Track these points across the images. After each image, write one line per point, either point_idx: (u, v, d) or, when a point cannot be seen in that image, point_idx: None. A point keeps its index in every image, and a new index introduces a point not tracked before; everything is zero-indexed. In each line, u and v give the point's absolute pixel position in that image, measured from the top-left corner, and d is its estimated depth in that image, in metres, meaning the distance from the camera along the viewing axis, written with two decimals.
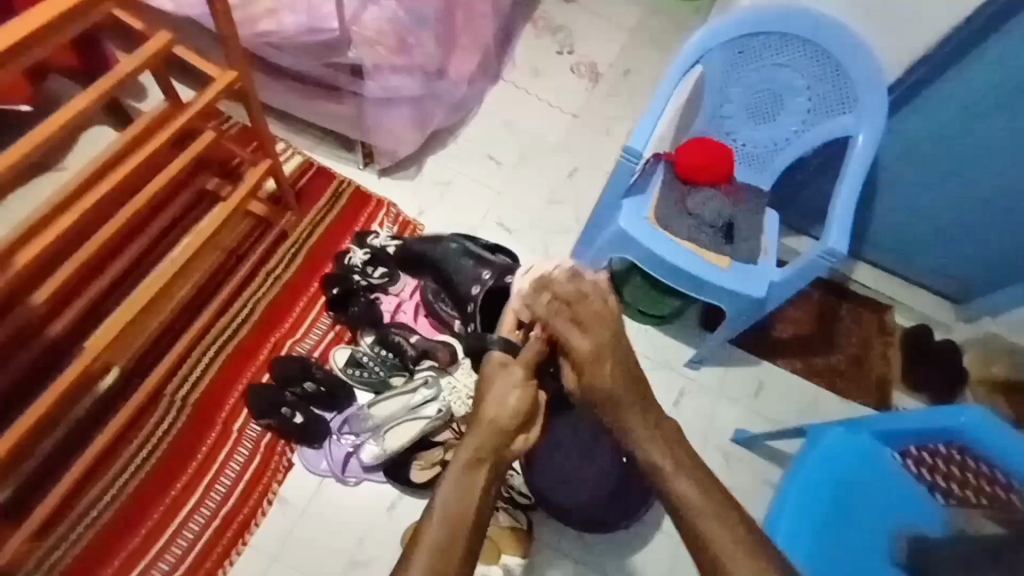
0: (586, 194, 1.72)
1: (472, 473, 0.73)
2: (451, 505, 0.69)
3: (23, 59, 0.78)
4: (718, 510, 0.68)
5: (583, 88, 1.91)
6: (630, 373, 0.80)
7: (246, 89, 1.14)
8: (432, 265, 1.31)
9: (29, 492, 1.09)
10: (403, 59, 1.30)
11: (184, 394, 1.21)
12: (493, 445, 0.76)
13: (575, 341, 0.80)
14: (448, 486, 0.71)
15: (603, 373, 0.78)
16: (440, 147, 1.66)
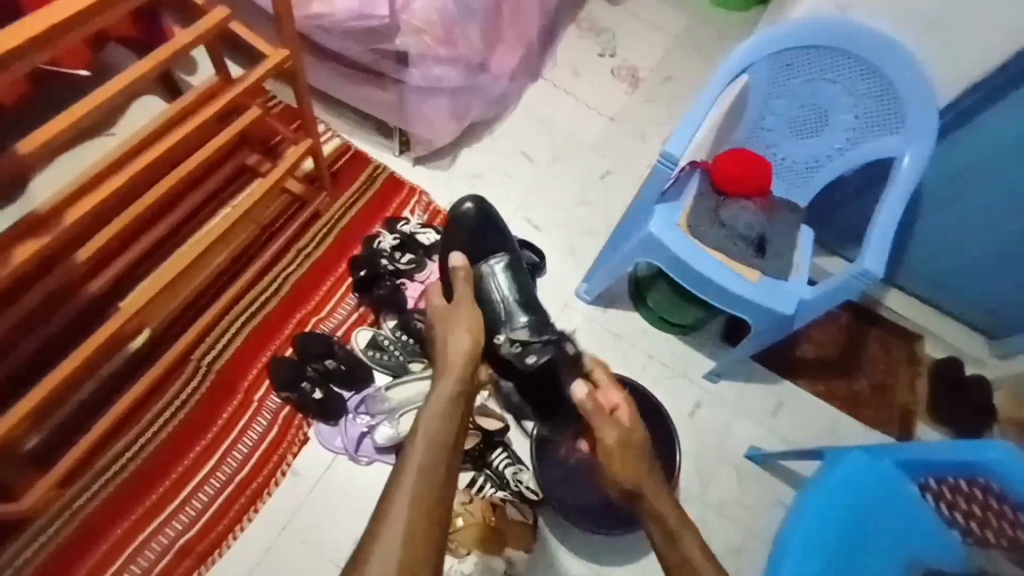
0: (617, 198, 1.72)
1: (444, 418, 0.89)
2: (411, 491, 0.79)
3: (90, 26, 0.82)
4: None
5: (621, 92, 1.91)
6: (636, 454, 0.94)
7: (296, 70, 1.16)
8: (470, 231, 1.24)
9: (59, 440, 1.13)
10: (448, 49, 1.31)
11: (210, 360, 1.24)
12: (459, 395, 0.93)
13: (606, 436, 0.95)
14: (416, 446, 0.85)
15: (627, 463, 0.93)
16: (476, 140, 1.67)
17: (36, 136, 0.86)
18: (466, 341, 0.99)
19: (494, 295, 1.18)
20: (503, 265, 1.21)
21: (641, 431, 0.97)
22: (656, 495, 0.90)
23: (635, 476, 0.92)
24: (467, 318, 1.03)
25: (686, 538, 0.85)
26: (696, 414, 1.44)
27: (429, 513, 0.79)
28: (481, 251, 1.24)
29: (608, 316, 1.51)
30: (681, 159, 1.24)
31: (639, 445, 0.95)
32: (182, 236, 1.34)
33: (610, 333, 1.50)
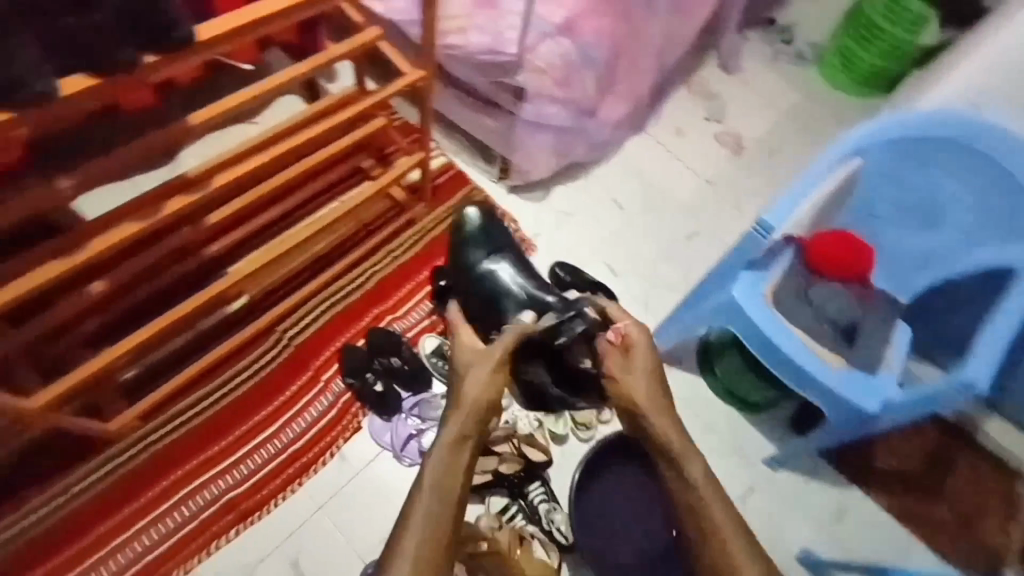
0: (700, 259, 1.70)
1: (450, 469, 0.93)
2: (411, 551, 0.85)
3: (262, 32, 0.94)
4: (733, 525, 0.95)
5: (722, 156, 1.91)
6: (648, 387, 1.07)
7: (425, 89, 1.27)
8: (481, 245, 1.34)
9: (151, 378, 1.25)
10: (564, 91, 1.38)
11: (292, 334, 1.33)
12: (466, 443, 0.96)
13: (611, 366, 1.09)
14: (420, 502, 0.90)
15: (635, 387, 1.07)
16: (571, 180, 1.73)
17: (207, 112, 0.99)
18: (486, 391, 1.00)
19: (507, 285, 1.28)
20: (506, 262, 1.31)
21: (648, 360, 1.09)
22: (663, 423, 1.04)
23: (639, 398, 1.06)
24: (488, 363, 1.03)
25: (691, 464, 1.01)
26: (748, 498, 1.35)
27: (430, 568, 0.85)
28: (481, 247, 1.34)
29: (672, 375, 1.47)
30: (778, 229, 1.19)
31: (649, 377, 1.08)
32: (293, 218, 1.47)
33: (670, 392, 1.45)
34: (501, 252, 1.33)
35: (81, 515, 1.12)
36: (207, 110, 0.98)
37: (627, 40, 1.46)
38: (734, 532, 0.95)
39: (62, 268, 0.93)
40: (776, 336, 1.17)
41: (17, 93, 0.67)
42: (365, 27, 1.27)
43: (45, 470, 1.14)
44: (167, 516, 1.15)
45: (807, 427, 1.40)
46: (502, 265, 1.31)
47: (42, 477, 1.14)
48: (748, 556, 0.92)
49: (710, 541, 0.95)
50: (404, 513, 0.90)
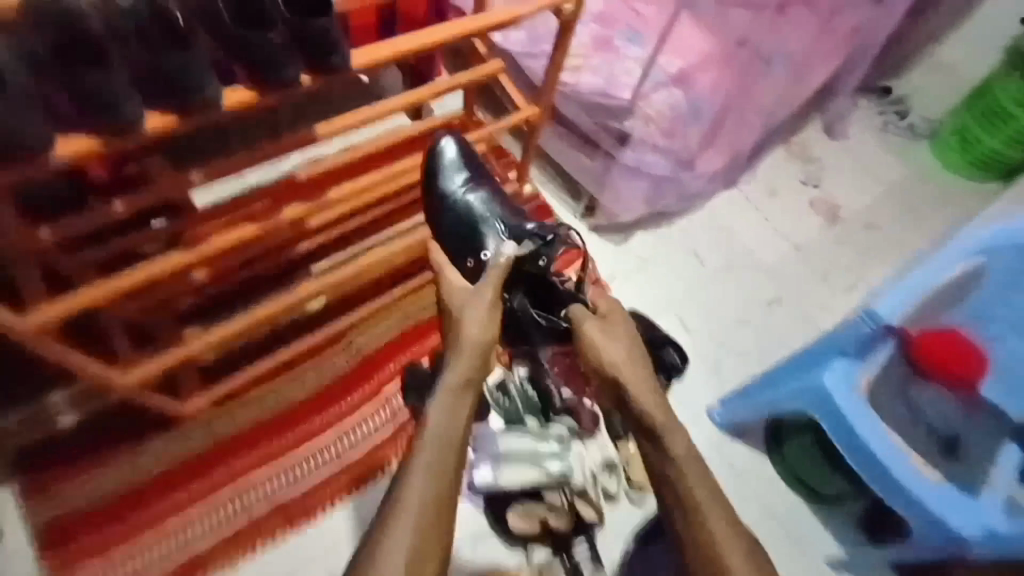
0: (780, 329, 1.61)
1: (453, 409, 0.97)
2: (415, 503, 0.87)
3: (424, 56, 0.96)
4: (721, 514, 0.95)
5: (815, 224, 1.82)
6: (624, 347, 1.08)
7: (535, 126, 1.27)
8: (441, 163, 1.23)
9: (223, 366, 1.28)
10: (668, 141, 1.35)
11: (362, 342, 1.34)
12: (463, 389, 0.99)
13: (587, 326, 1.10)
14: (422, 455, 0.91)
15: (612, 345, 1.08)
16: (654, 227, 1.69)
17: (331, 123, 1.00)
18: (482, 330, 1.03)
19: (487, 215, 1.22)
20: (474, 184, 1.23)
21: (626, 329, 1.12)
22: (639, 385, 1.05)
23: (620, 359, 1.07)
24: (486, 306, 1.06)
25: (674, 436, 1.00)
26: None
27: (436, 506, 0.88)
28: (460, 171, 1.24)
29: (735, 449, 1.39)
30: (888, 320, 1.12)
31: (625, 339, 1.10)
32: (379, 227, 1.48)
33: (733, 469, 1.37)
34: (462, 167, 1.24)
35: (136, 493, 1.11)
36: (334, 122, 1.00)
37: (739, 97, 1.44)
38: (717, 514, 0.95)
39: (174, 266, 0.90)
40: (855, 421, 1.10)
41: (182, 104, 0.72)
42: (487, 60, 1.30)
43: (110, 440, 1.14)
44: (219, 508, 1.14)
45: (887, 538, 1.27)
46: (487, 193, 1.23)
47: (106, 446, 1.13)
48: (721, 522, 0.95)
49: (677, 506, 0.98)
50: (406, 468, 0.91)
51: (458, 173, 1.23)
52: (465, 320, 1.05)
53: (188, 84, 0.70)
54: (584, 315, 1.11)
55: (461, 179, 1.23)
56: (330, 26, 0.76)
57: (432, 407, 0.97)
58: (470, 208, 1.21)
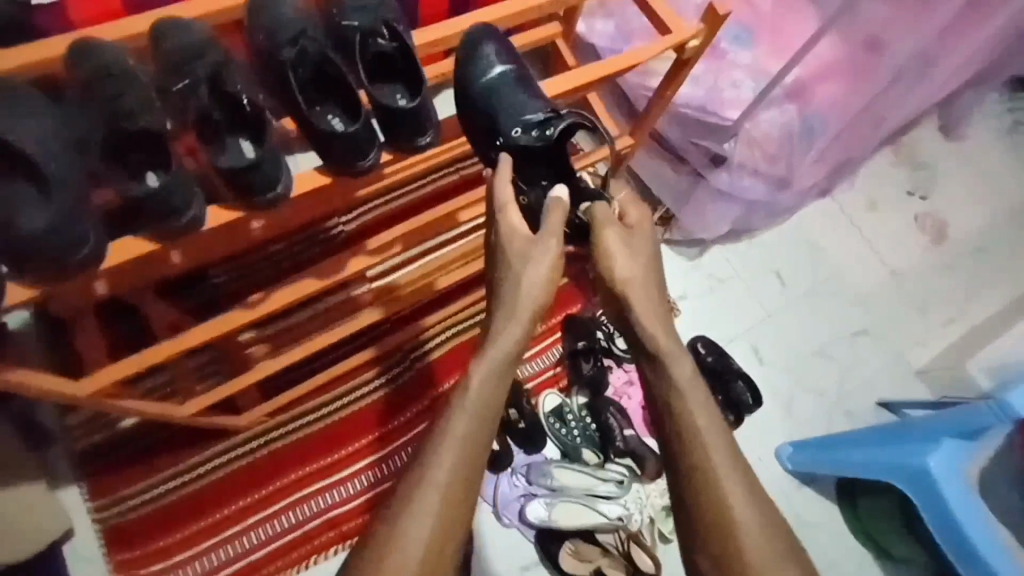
0: (863, 365, 1.48)
1: (497, 382, 0.76)
2: (438, 497, 0.72)
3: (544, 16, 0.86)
4: (756, 508, 0.76)
5: (917, 244, 1.62)
6: (651, 271, 0.82)
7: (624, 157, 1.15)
8: (471, 62, 0.88)
9: None
10: (769, 167, 1.26)
11: (415, 356, 1.27)
12: (510, 358, 0.77)
13: (602, 236, 0.80)
14: (448, 437, 0.74)
15: (632, 264, 0.80)
16: (733, 241, 1.53)
17: (561, 81, 0.92)
18: (540, 286, 0.76)
19: (519, 110, 0.86)
20: (507, 73, 0.88)
21: (649, 240, 0.83)
22: (662, 326, 0.79)
23: (637, 278, 0.80)
24: (550, 254, 0.77)
25: (678, 363, 0.79)
26: None
27: (459, 500, 0.73)
28: (487, 63, 0.88)
29: (804, 496, 1.32)
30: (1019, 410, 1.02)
31: (652, 259, 0.82)
32: None
33: (799, 519, 1.30)
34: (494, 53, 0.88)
35: (195, 500, 1.13)
36: (565, 79, 0.91)
37: (863, 112, 1.28)
38: (745, 504, 0.76)
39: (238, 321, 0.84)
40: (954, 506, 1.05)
41: (254, 202, 0.65)
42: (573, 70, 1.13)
43: (169, 444, 1.15)
44: (274, 519, 1.15)
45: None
46: (527, 86, 0.88)
47: (167, 450, 1.14)
48: (746, 507, 0.76)
49: (693, 478, 0.77)
50: (429, 447, 0.75)
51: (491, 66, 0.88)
52: (515, 276, 0.77)
53: (255, 179, 0.63)
54: (606, 219, 0.81)
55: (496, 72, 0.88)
56: (423, 104, 0.69)
57: (470, 376, 0.76)
58: (466, 82, 0.88)
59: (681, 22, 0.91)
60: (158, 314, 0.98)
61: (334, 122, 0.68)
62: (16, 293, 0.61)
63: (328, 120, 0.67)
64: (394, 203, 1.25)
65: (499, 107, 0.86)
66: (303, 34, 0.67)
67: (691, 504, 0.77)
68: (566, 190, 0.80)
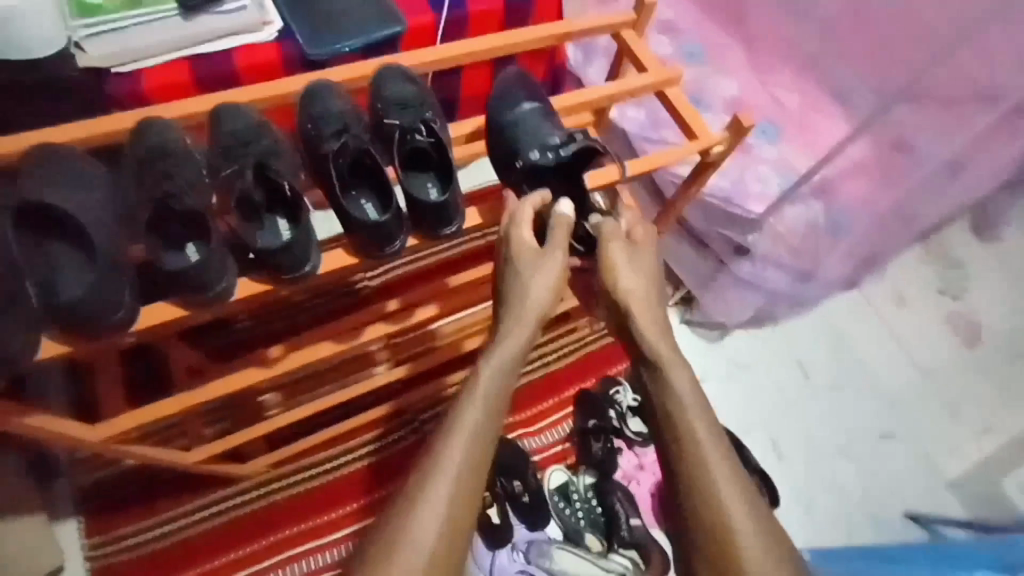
0: (890, 471, 1.41)
1: (502, 382, 0.74)
2: (436, 511, 0.67)
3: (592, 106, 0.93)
4: (767, 530, 0.70)
5: (949, 346, 1.57)
6: (655, 281, 0.81)
7: None
8: (501, 100, 0.92)
9: None
10: (792, 259, 1.29)
11: (424, 419, 1.24)
12: (516, 369, 0.75)
13: (608, 247, 0.80)
14: (450, 445, 0.70)
15: (636, 275, 0.79)
16: (755, 328, 1.51)
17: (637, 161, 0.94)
18: (547, 290, 0.76)
19: (539, 138, 0.89)
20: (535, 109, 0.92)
21: (653, 255, 0.83)
22: (666, 336, 0.78)
23: (641, 290, 0.79)
24: (554, 261, 0.77)
25: (677, 372, 0.76)
26: None
27: (460, 507, 0.68)
28: (515, 100, 0.92)
29: None
30: None
31: (656, 271, 0.82)
32: None
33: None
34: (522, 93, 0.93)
35: (187, 548, 1.11)
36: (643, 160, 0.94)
37: (890, 215, 1.29)
38: (756, 523, 0.70)
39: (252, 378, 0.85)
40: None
41: (281, 281, 0.68)
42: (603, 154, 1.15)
43: (171, 487, 1.14)
44: None
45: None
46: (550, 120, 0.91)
47: (168, 493, 1.13)
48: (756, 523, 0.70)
49: (701, 495, 0.71)
50: (429, 456, 0.71)
51: (518, 101, 0.92)
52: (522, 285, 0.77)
53: (288, 259, 0.66)
54: (611, 231, 0.81)
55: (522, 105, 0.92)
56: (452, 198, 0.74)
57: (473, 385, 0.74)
58: (493, 114, 0.92)
59: (708, 127, 0.94)
60: (184, 358, 1.01)
61: (367, 210, 0.72)
62: (48, 347, 0.64)
63: (361, 208, 0.72)
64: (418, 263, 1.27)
65: (519, 134, 0.89)
66: (346, 128, 0.74)
67: (694, 528, 0.71)
68: (571, 206, 0.80)
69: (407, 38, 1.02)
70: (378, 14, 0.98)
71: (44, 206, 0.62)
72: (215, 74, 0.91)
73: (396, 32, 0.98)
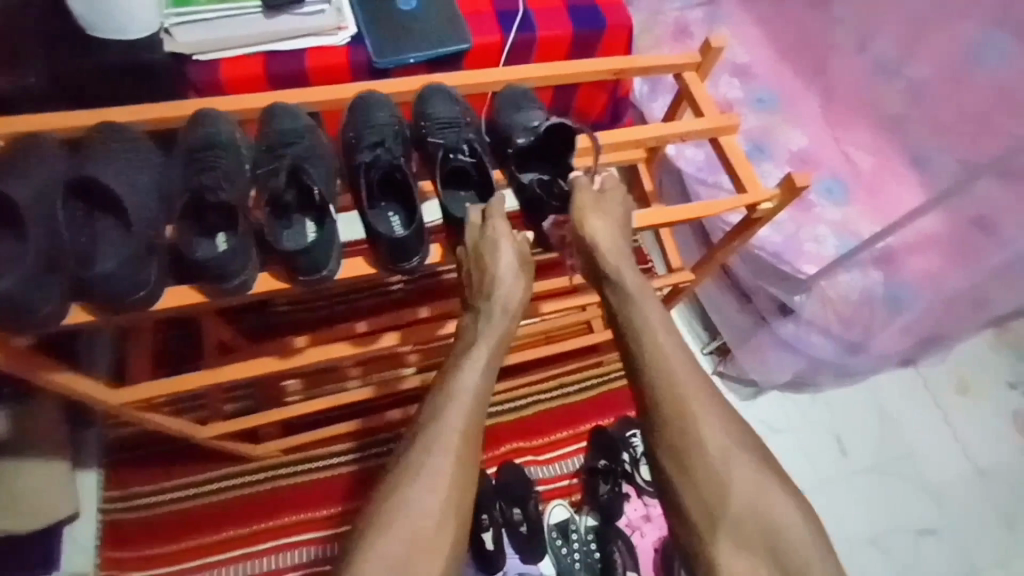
0: (926, 572, 1.28)
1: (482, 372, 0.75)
2: (430, 501, 0.71)
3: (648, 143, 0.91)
4: (738, 446, 0.76)
5: (1013, 446, 1.42)
6: (625, 228, 0.81)
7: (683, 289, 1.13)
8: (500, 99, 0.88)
9: None
10: (841, 329, 1.21)
11: None
12: (499, 345, 0.77)
13: (580, 204, 0.79)
14: (442, 419, 0.73)
15: (606, 227, 0.79)
16: (794, 391, 1.42)
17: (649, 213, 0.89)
18: (519, 277, 0.76)
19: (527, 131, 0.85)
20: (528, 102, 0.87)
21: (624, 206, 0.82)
22: (641, 286, 0.79)
23: (609, 245, 0.79)
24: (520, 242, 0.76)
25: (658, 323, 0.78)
26: None
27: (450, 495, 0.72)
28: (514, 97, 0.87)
29: None
30: None
31: (625, 219, 0.81)
32: None
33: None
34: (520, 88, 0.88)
35: (191, 517, 1.14)
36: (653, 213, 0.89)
37: (962, 298, 1.22)
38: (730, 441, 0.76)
39: (271, 365, 0.87)
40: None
41: (297, 280, 0.70)
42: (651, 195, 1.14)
43: (187, 455, 1.18)
44: (256, 559, 1.13)
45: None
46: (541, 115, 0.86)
47: (185, 459, 1.18)
48: (715, 423, 0.76)
49: (667, 409, 0.76)
50: (422, 428, 0.74)
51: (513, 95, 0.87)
52: (495, 265, 0.74)
53: (304, 261, 0.68)
54: (582, 183, 0.80)
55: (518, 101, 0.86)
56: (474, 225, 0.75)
57: (456, 364, 0.75)
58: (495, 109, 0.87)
59: (759, 183, 0.90)
60: (216, 334, 1.05)
61: (393, 223, 0.74)
62: (78, 312, 0.68)
63: (388, 221, 0.73)
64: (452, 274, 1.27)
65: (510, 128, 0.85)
66: (382, 142, 0.76)
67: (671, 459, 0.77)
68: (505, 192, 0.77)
69: (474, 56, 1.04)
70: (447, 28, 1.01)
71: (87, 180, 0.66)
72: (286, 70, 0.95)
73: (461, 49, 1.00)
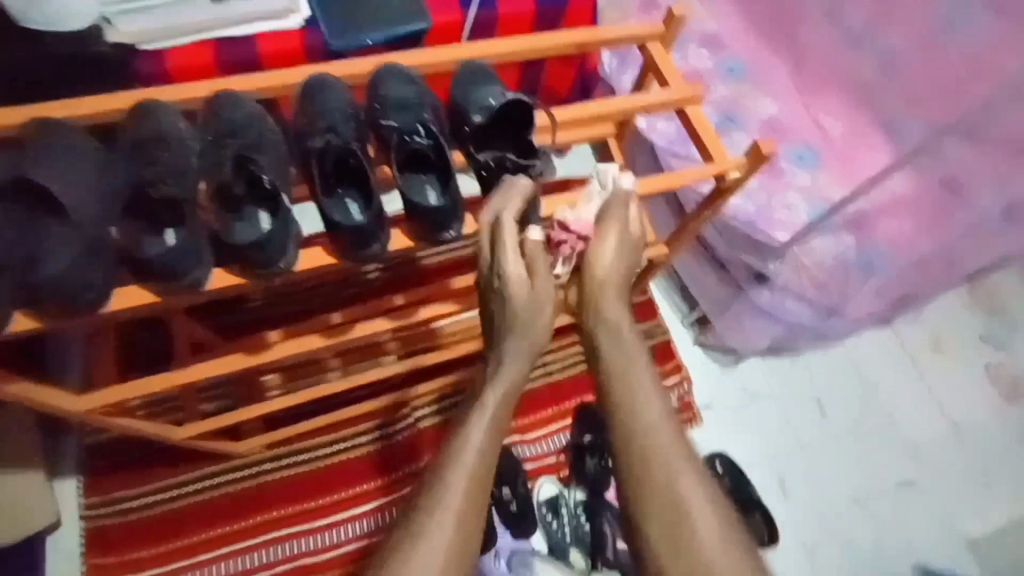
0: (905, 521, 1.33)
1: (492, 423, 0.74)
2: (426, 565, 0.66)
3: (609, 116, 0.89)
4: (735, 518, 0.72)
5: (986, 399, 1.46)
6: (627, 264, 0.80)
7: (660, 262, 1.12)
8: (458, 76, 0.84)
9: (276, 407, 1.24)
10: (816, 294, 1.22)
11: (421, 415, 1.23)
12: (511, 395, 0.76)
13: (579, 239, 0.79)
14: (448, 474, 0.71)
15: (605, 262, 0.79)
16: (774, 357, 1.45)
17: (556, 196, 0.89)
18: (534, 319, 0.75)
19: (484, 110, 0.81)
20: (486, 80, 0.83)
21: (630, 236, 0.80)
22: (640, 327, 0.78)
23: (609, 280, 0.79)
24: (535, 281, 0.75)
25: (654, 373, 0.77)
26: None
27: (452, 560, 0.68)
28: (472, 76, 0.84)
29: None
30: None
31: (629, 250, 0.79)
32: None
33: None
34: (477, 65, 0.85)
35: (176, 517, 1.13)
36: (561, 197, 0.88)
37: (934, 258, 1.23)
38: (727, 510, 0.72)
39: (240, 357, 0.86)
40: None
41: (255, 273, 0.68)
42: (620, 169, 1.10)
43: (168, 457, 1.17)
44: (244, 555, 1.12)
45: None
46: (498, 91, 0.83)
47: (167, 461, 1.16)
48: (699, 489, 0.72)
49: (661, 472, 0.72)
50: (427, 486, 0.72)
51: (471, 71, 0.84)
52: (509, 309, 0.74)
53: (265, 254, 0.67)
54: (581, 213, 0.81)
55: (474, 76, 0.83)
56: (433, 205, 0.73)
57: (467, 418, 0.75)
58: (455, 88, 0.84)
59: (726, 151, 0.90)
60: (190, 333, 1.03)
61: (351, 210, 0.70)
62: (26, 319, 0.65)
63: (345, 208, 0.70)
64: (431, 260, 1.26)
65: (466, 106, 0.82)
66: (333, 126, 0.74)
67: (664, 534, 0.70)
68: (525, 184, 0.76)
69: (436, 34, 1.01)
70: (405, 5, 0.97)
71: (37, 183, 0.64)
72: (238, 55, 0.92)
73: (420, 27, 0.97)
